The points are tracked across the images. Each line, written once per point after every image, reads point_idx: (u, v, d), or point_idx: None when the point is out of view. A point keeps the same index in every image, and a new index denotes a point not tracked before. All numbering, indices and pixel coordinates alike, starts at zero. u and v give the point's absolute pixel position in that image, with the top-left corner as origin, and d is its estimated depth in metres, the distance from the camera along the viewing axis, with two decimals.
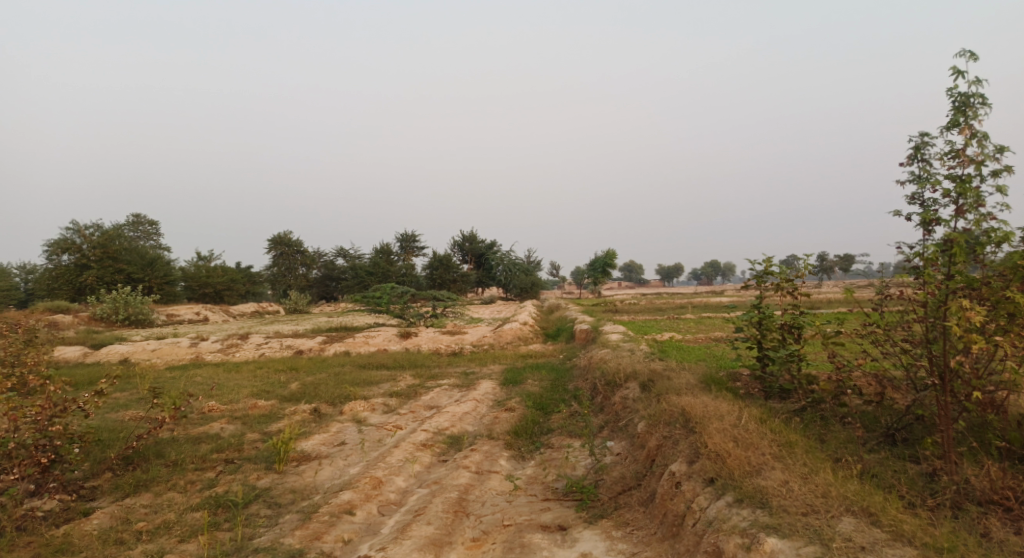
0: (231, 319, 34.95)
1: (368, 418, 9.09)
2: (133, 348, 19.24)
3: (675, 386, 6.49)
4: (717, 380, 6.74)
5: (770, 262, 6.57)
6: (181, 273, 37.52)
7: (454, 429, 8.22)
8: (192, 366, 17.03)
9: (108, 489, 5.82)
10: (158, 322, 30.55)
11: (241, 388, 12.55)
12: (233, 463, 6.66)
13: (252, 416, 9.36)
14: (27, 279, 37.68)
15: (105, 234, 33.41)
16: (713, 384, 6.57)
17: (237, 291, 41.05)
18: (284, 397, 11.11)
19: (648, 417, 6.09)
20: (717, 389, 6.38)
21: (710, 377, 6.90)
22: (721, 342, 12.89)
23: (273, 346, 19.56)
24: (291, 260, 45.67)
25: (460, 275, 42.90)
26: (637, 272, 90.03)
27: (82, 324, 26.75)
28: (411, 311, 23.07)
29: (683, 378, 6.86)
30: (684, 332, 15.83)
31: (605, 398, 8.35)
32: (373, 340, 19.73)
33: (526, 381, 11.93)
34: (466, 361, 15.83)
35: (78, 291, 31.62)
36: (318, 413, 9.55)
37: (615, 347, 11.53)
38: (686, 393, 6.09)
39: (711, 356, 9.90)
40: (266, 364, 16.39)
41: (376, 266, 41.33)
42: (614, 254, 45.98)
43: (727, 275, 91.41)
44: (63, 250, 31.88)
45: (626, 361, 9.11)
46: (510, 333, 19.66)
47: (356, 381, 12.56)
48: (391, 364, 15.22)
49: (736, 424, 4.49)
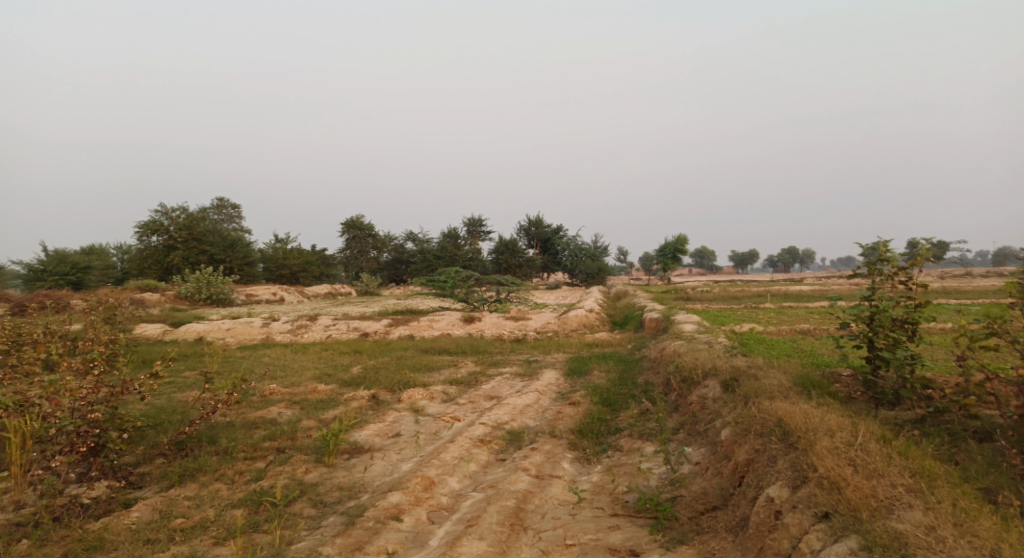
0: (305, 300, 35.94)
1: (426, 408, 8.70)
2: (209, 327, 19.89)
3: (766, 388, 5.67)
4: (814, 381, 5.85)
5: (885, 247, 5.64)
6: (260, 254, 38.87)
7: (515, 424, 7.68)
8: (262, 346, 17.38)
9: (156, 478, 5.67)
10: (238, 301, 31.75)
11: (305, 371, 12.51)
12: (284, 453, 6.41)
13: (310, 401, 9.18)
14: (122, 258, 40.14)
15: (191, 217, 34.95)
16: (811, 387, 5.68)
17: (312, 273, 42.17)
18: (345, 381, 10.94)
19: (734, 422, 5.33)
20: (816, 393, 5.51)
21: (804, 378, 5.98)
22: (809, 335, 11.74)
23: (339, 327, 19.71)
24: (363, 243, 46.68)
25: (526, 259, 42.41)
26: (709, 258, 86.93)
27: (168, 302, 28.08)
28: (475, 295, 22.75)
29: (775, 378, 6.01)
30: (765, 323, 14.65)
31: (680, 397, 7.56)
32: (437, 324, 19.55)
33: (593, 372, 11.25)
34: (530, 348, 15.31)
35: (165, 271, 33.31)
36: (376, 400, 9.26)
37: (690, 339, 10.70)
38: (779, 397, 5.30)
39: (802, 352, 8.89)
40: (331, 346, 16.43)
41: (443, 250, 41.45)
42: (685, 240, 44.26)
43: (807, 262, 86.83)
44: (152, 231, 33.53)
45: (703, 355, 8.29)
46: (576, 320, 19.02)
47: (417, 367, 12.28)
48: (454, 350, 14.92)
49: (852, 443, 3.78)
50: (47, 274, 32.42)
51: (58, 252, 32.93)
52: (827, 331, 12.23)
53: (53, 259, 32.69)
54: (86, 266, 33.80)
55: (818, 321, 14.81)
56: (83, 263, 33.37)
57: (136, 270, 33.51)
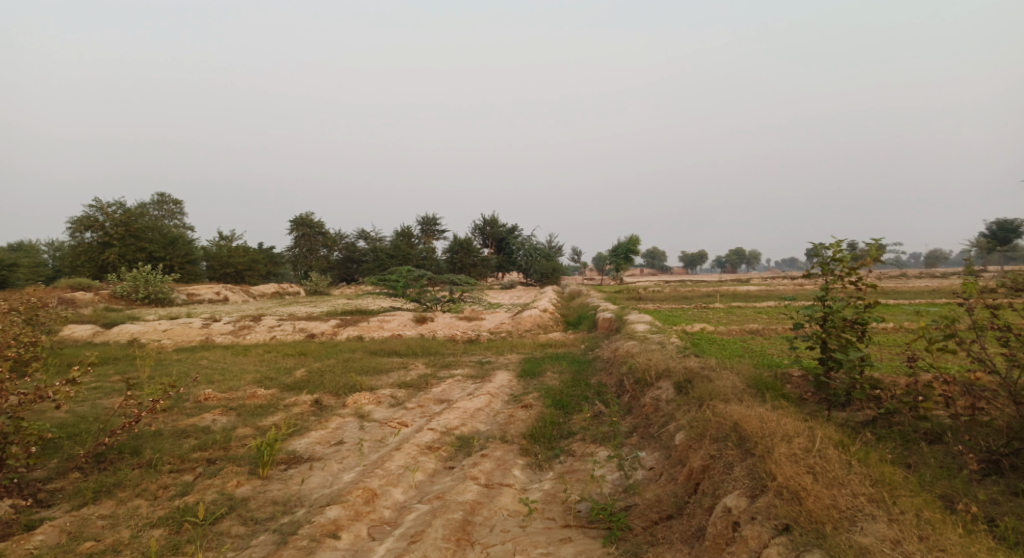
0: (251, 300, 34.67)
1: (373, 413, 8.32)
2: (145, 328, 18.83)
3: (720, 390, 5.57)
4: (766, 382, 5.79)
5: (838, 247, 5.63)
6: (203, 252, 37.28)
7: (465, 429, 7.40)
8: (201, 348, 16.53)
9: (67, 495, 5.08)
10: (178, 301, 30.33)
11: (245, 374, 11.89)
12: (215, 465, 5.94)
13: (248, 407, 8.66)
14: (52, 254, 37.84)
15: (128, 212, 33.20)
16: (765, 389, 5.61)
17: (259, 272, 40.73)
18: (287, 385, 10.41)
19: (688, 425, 5.21)
20: (769, 395, 5.44)
21: (757, 379, 5.92)
22: (758, 335, 11.87)
23: (285, 328, 18.97)
24: (313, 241, 45.43)
25: (480, 259, 42.12)
26: (660, 259, 88.63)
27: (102, 302, 26.54)
28: (427, 295, 22.33)
29: (728, 379, 5.93)
30: (715, 324, 14.81)
31: (633, 399, 7.43)
32: (388, 324, 19.05)
33: (546, 373, 11.06)
34: (482, 349, 15.04)
35: (100, 269, 31.56)
36: (319, 405, 8.81)
37: (643, 339, 10.64)
38: (734, 400, 5.20)
39: (753, 352, 8.92)
40: (276, 348, 15.75)
41: (396, 249, 40.71)
42: (637, 240, 44.82)
43: (751, 263, 89.78)
44: (85, 227, 31.66)
45: (656, 356, 8.20)
46: (529, 320, 18.85)
47: (365, 369, 11.84)
48: (404, 351, 14.51)
49: (811, 450, 3.69)
50: None
51: None
52: (775, 332, 12.41)
53: None
54: (11, 263, 31.67)
55: (766, 321, 15.07)
56: (7, 260, 31.25)
57: (66, 268, 31.62)
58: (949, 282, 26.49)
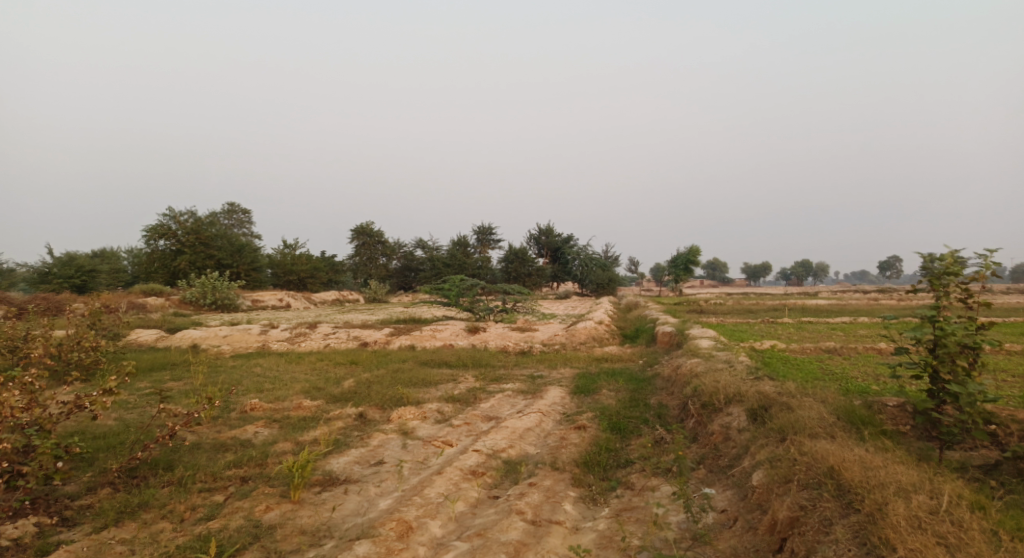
0: (312, 307, 35.34)
1: (417, 430, 7.90)
2: (207, 334, 19.24)
3: (804, 423, 4.86)
4: (857, 413, 5.03)
5: (953, 259, 4.78)
6: (267, 260, 38.36)
7: (512, 452, 6.87)
8: (257, 355, 16.67)
9: (93, 514, 4.86)
10: (243, 307, 31.21)
11: (295, 384, 11.76)
12: (248, 484, 5.64)
13: (291, 420, 8.41)
14: (130, 261, 39.83)
15: (198, 221, 34.53)
16: (859, 424, 4.86)
17: (321, 279, 41.56)
18: (334, 397, 10.16)
19: (768, 463, 4.54)
20: (867, 433, 4.68)
21: (847, 410, 5.14)
22: (836, 355, 10.82)
23: (339, 336, 18.98)
24: (372, 250, 46.14)
25: (535, 268, 41.66)
26: (721, 270, 85.80)
27: (172, 307, 27.54)
28: (480, 304, 21.97)
29: (813, 408, 5.20)
30: (786, 341, 13.72)
31: (699, 425, 6.71)
32: (440, 334, 18.77)
33: (601, 391, 10.38)
34: (535, 362, 14.48)
35: (172, 275, 32.86)
36: (363, 419, 8.47)
37: (708, 357, 9.83)
38: (823, 438, 4.49)
39: (834, 376, 8.01)
40: (328, 356, 15.70)
41: (452, 258, 40.77)
42: (698, 251, 43.30)
43: (819, 276, 85.87)
44: (159, 235, 33.09)
45: (725, 378, 7.43)
46: (584, 332, 18.18)
47: (413, 381, 11.49)
48: (454, 362, 14.13)
49: (945, 517, 3.22)
50: (51, 277, 32.05)
51: (64, 255, 32.59)
52: (856, 352, 11.30)
53: (58, 261, 32.34)
54: (92, 269, 33.38)
55: (844, 339, 13.87)
56: (88, 266, 32.95)
57: (142, 274, 33.14)
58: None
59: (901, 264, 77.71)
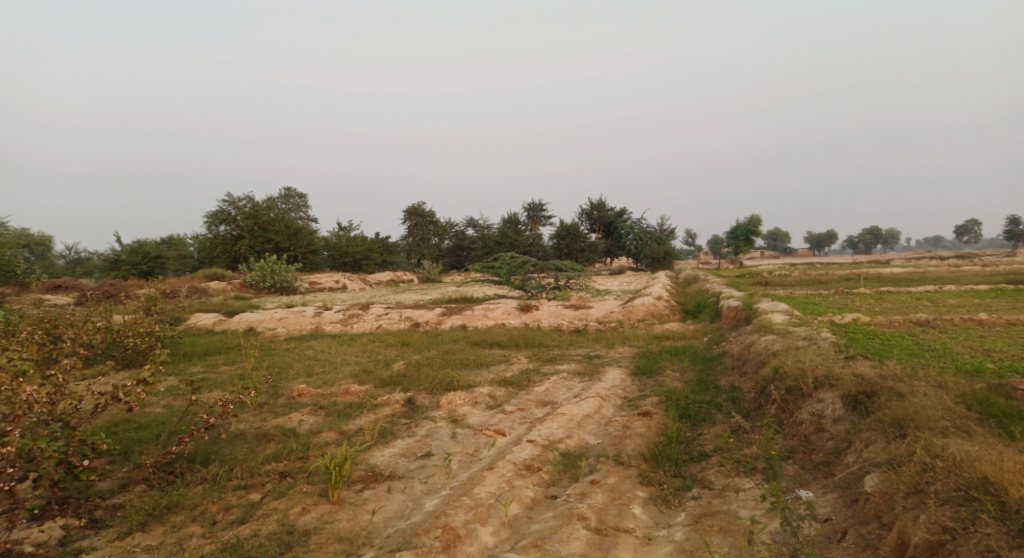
0: (368, 288, 35.59)
1: (467, 417, 7.38)
2: (263, 316, 19.41)
3: (924, 417, 4.04)
4: (991, 402, 4.15)
5: None
6: (323, 242, 38.85)
7: (570, 443, 6.25)
8: (311, 337, 16.64)
9: (121, 516, 4.55)
10: (301, 289, 31.65)
11: (345, 367, 11.50)
12: (287, 480, 5.25)
13: (338, 407, 8.07)
14: (194, 247, 41.11)
15: (256, 206, 35.12)
16: (999, 416, 4.00)
17: (375, 261, 41.81)
18: (383, 380, 9.80)
19: (885, 465, 3.80)
20: (1011, 429, 3.82)
21: (981, 397, 4.26)
22: (931, 329, 9.65)
23: (392, 317, 18.77)
24: (424, 230, 46.12)
25: (588, 244, 40.68)
26: (783, 241, 82.22)
27: (233, 291, 28.18)
28: (533, 282, 21.32)
29: (931, 395, 4.35)
30: (868, 313, 12.50)
31: (783, 412, 5.87)
32: (492, 313, 18.29)
33: (665, 372, 9.59)
34: (591, 341, 13.78)
35: (233, 260, 33.67)
36: (411, 406, 8.03)
37: (785, 334, 8.89)
38: (955, 436, 3.68)
39: (936, 353, 6.98)
40: (379, 337, 15.48)
41: (503, 236, 40.25)
42: (759, 221, 41.19)
43: (890, 244, 81.22)
44: (220, 221, 33.87)
45: (811, 358, 6.52)
46: (642, 308, 17.31)
47: (464, 363, 11.01)
48: (507, 342, 13.58)
49: None
50: (121, 264, 33.34)
51: (133, 242, 33.81)
52: (953, 324, 10.08)
53: (127, 249, 33.57)
54: (158, 256, 34.54)
55: (934, 310, 12.52)
56: (154, 253, 34.09)
57: (205, 259, 34.08)
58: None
59: (981, 228, 72.24)
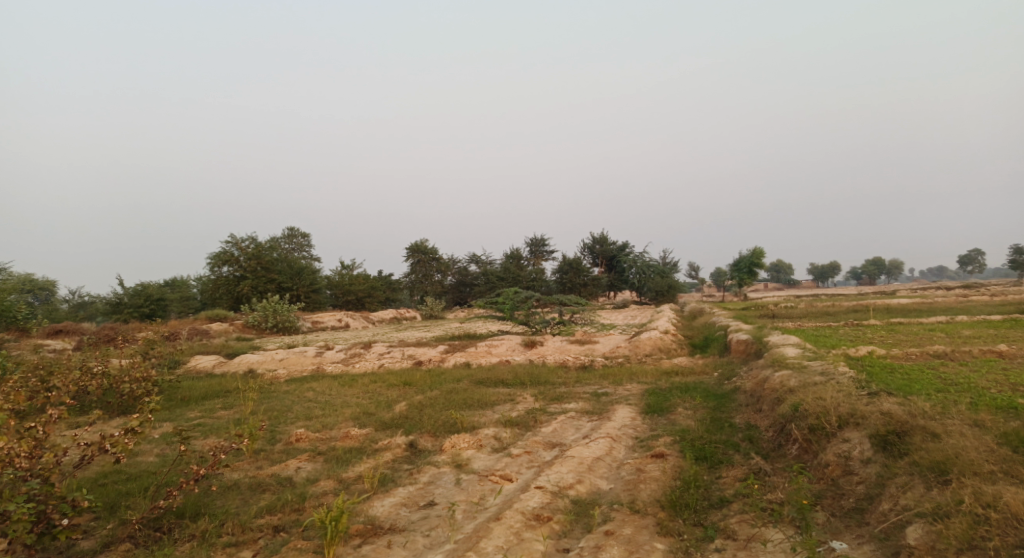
0: (371, 326, 35.32)
1: (472, 462, 7.05)
2: (264, 357, 19.12)
3: (965, 461, 3.76)
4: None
5: None
6: (325, 281, 38.75)
7: (581, 488, 5.91)
8: (312, 378, 16.33)
9: None
10: (304, 328, 31.40)
11: (346, 409, 11.19)
12: (280, 536, 4.94)
13: (337, 452, 7.76)
14: (197, 287, 41.08)
15: (259, 246, 35.15)
16: None
17: (378, 298, 41.62)
18: (385, 423, 9.48)
19: (931, 517, 3.50)
20: None
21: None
22: (950, 361, 9.33)
23: (394, 355, 18.46)
24: (427, 267, 46.06)
25: (591, 278, 40.50)
26: (786, 272, 81.95)
27: (235, 332, 27.94)
28: (537, 317, 21.05)
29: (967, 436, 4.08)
30: (882, 345, 12.18)
31: (806, 454, 5.54)
32: (496, 350, 17.99)
33: (676, 410, 9.25)
34: (598, 378, 13.45)
35: (236, 300, 33.53)
36: (414, 450, 7.71)
37: (800, 368, 8.58)
38: (1008, 485, 3.40)
39: (959, 386, 6.68)
40: (381, 376, 15.17)
41: (506, 271, 40.14)
42: (762, 253, 41.05)
43: (893, 273, 80.99)
44: (223, 261, 33.84)
45: (831, 394, 6.22)
46: (648, 343, 17.00)
47: (468, 403, 10.68)
48: (511, 381, 13.25)
49: None
50: (123, 306, 33.22)
51: (135, 284, 33.77)
52: (972, 355, 9.77)
53: (129, 291, 33.49)
54: (160, 297, 34.43)
55: (950, 341, 12.20)
56: (157, 294, 33.99)
57: (207, 300, 34.00)
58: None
59: (985, 256, 71.88)
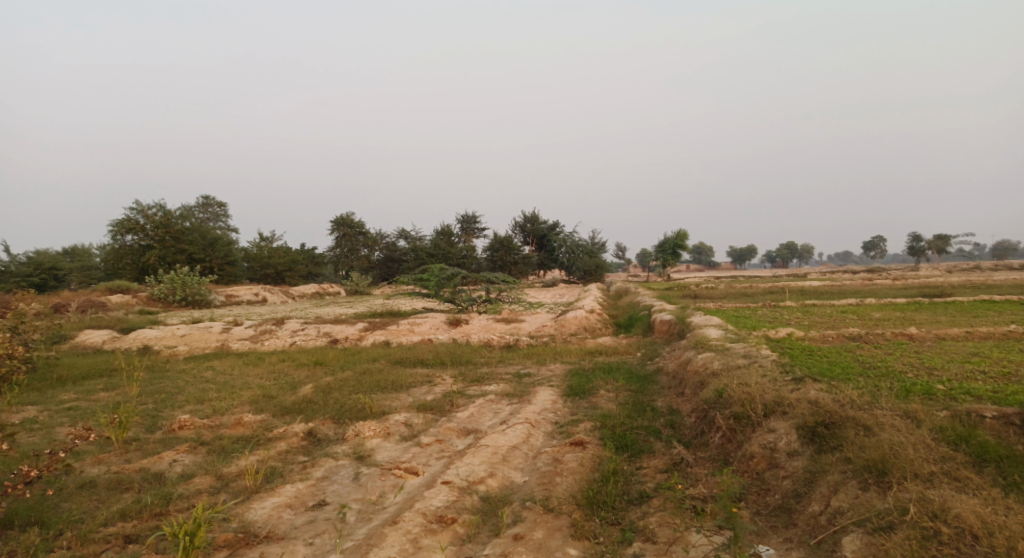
0: (290, 301, 33.57)
1: (376, 453, 6.37)
2: (164, 333, 17.52)
3: (905, 461, 3.63)
4: (975, 440, 3.84)
5: None
6: (242, 253, 36.45)
7: (493, 483, 5.38)
8: (215, 356, 15.04)
9: None
10: (216, 303, 29.39)
11: (246, 391, 10.21)
12: None
13: (223, 443, 6.89)
14: (97, 255, 37.77)
15: (168, 214, 32.34)
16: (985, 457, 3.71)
17: (300, 272, 39.60)
18: (286, 407, 8.63)
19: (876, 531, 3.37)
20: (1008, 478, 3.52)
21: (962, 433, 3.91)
22: (864, 344, 9.43)
23: (309, 333, 17.34)
24: (353, 241, 44.29)
25: (521, 256, 40.12)
26: (707, 255, 84.84)
27: (137, 305, 25.72)
28: (462, 295, 20.36)
29: (902, 437, 3.88)
30: (800, 327, 12.34)
31: (729, 445, 5.21)
32: (419, 328, 17.23)
33: (598, 393, 8.88)
34: (522, 357, 13.00)
35: (141, 272, 30.88)
36: (312, 439, 6.95)
37: (724, 350, 8.38)
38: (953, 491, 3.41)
39: (878, 371, 6.60)
40: (291, 355, 14.13)
41: (436, 247, 39.13)
42: (686, 235, 41.95)
43: (804, 258, 85.55)
44: (126, 229, 31.05)
45: (756, 378, 5.94)
46: (574, 322, 16.73)
47: (381, 384, 9.94)
48: (431, 361, 12.58)
49: None
50: (7, 275, 30.00)
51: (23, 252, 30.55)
52: (884, 338, 9.93)
53: (15, 260, 30.23)
54: (51, 266, 31.28)
55: (862, 323, 12.51)
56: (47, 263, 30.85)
57: (109, 271, 30.95)
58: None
59: (885, 244, 76.86)
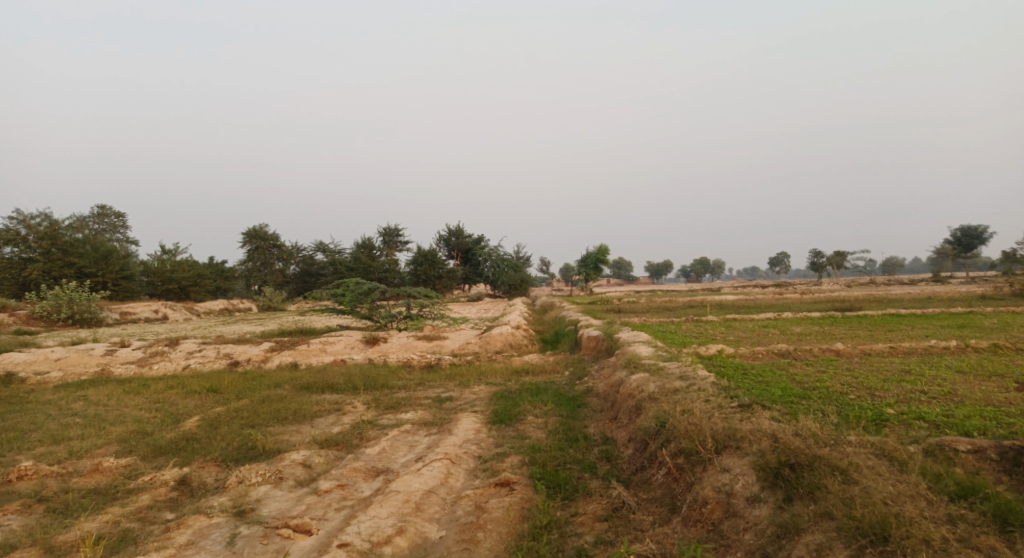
0: (194, 318, 30.87)
1: (262, 506, 5.30)
2: (33, 356, 15.22)
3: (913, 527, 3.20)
4: (982, 493, 3.49)
5: None
6: (140, 266, 33.20)
7: (401, 543, 4.47)
8: (92, 384, 13.11)
9: None
10: (108, 321, 26.47)
11: (117, 427, 8.68)
12: None
13: (67, 498, 5.56)
14: None
15: (56, 225, 29.22)
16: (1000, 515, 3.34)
17: (206, 287, 36.62)
18: (162, 446, 7.28)
19: None
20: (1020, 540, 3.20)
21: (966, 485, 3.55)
22: (795, 361, 9.19)
23: (207, 354, 15.59)
24: (267, 254, 41.64)
25: (445, 270, 39.06)
26: (627, 269, 86.90)
27: (10, 324, 22.65)
28: (381, 310, 19.15)
29: (892, 490, 3.45)
30: (729, 343, 12.12)
31: (675, 485, 4.57)
32: (332, 348, 15.88)
33: (525, 419, 8.09)
34: (444, 378, 12.05)
35: (22, 288, 27.46)
36: (184, 489, 5.75)
37: (658, 371, 7.81)
38: None
39: (819, 393, 6.21)
40: (184, 381, 12.51)
41: (357, 261, 37.48)
42: (607, 249, 42.37)
43: (718, 272, 89.49)
44: (3, 241, 27.66)
45: (700, 405, 5.36)
46: (500, 339, 15.95)
47: (280, 416, 8.71)
48: (342, 385, 11.39)
49: None
50: None
51: None
52: (813, 354, 9.77)
53: None
54: None
55: (787, 339, 12.45)
56: None
57: None
58: (992, 286, 26.47)
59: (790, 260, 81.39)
